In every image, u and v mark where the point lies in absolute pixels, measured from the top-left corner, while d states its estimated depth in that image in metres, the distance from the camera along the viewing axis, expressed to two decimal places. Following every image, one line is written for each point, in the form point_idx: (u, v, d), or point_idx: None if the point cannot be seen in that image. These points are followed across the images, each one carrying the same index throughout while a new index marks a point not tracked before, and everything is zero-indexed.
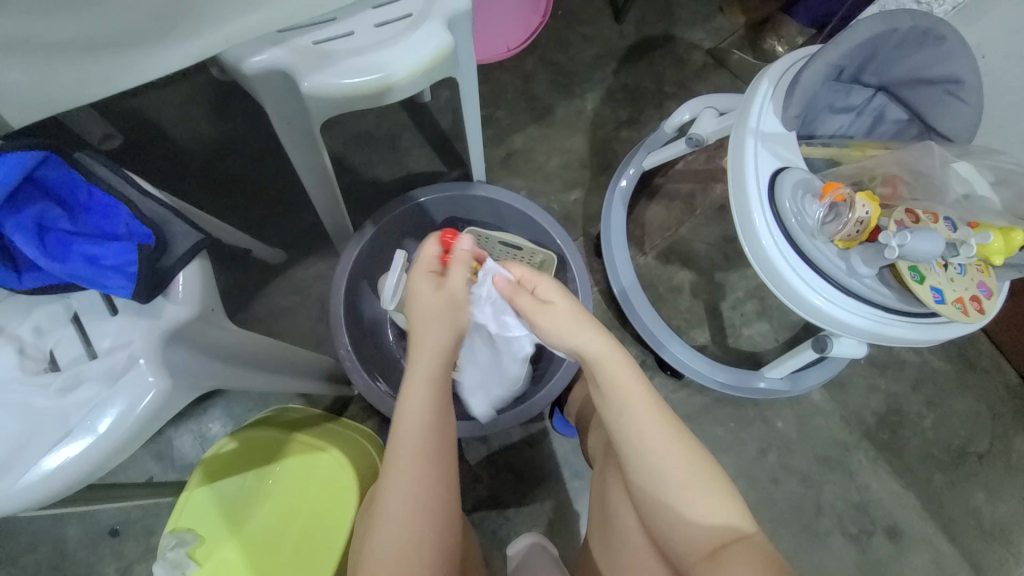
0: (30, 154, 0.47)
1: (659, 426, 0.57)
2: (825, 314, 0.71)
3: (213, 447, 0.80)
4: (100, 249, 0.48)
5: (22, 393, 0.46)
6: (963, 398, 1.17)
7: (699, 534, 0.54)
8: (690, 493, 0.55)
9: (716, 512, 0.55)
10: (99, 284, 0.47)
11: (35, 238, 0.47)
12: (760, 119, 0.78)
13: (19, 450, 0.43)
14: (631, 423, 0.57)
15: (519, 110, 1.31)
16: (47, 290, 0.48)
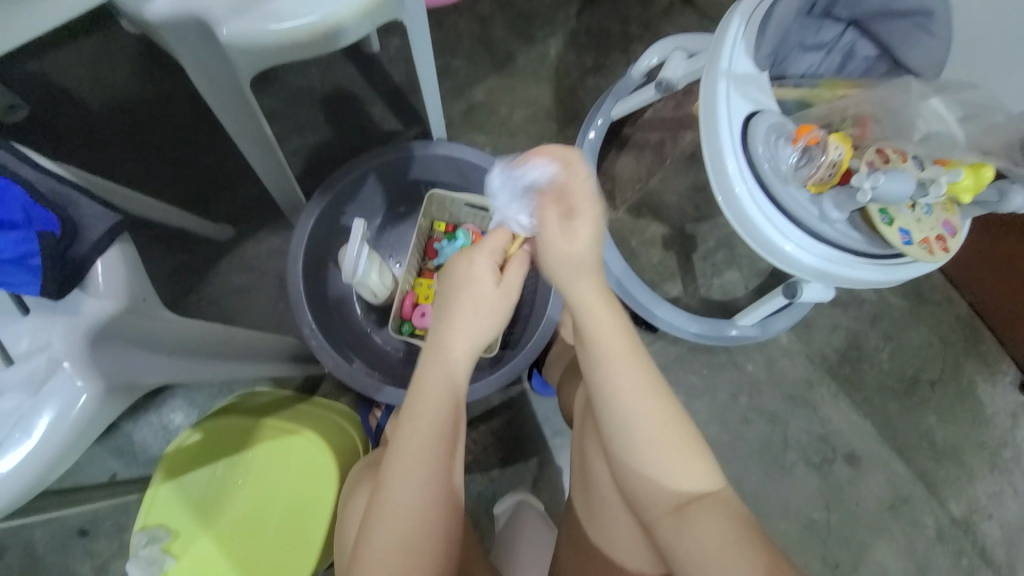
0: None
1: (638, 386, 0.56)
2: (797, 263, 0.71)
3: (176, 440, 0.76)
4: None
5: None
6: (916, 331, 1.23)
7: (666, 491, 0.55)
8: (656, 452, 0.55)
9: (686, 469, 0.56)
10: (3, 282, 0.40)
11: None
12: (731, 59, 0.74)
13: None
14: (610, 378, 0.56)
15: (477, 59, 1.21)
16: None
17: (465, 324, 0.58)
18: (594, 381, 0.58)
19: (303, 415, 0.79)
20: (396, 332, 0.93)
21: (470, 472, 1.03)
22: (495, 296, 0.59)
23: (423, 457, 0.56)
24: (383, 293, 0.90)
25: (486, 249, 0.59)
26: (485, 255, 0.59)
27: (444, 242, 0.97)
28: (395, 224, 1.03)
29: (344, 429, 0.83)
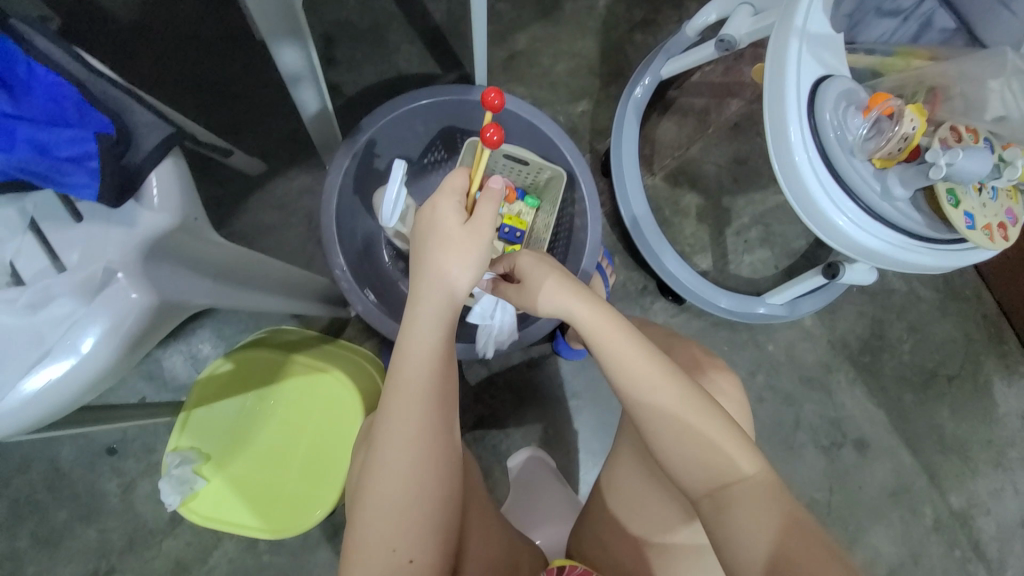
0: None
1: (655, 375, 0.57)
2: (851, 241, 0.68)
3: (207, 367, 0.76)
4: (51, 134, 0.39)
5: None
6: (942, 325, 1.21)
7: (700, 476, 0.55)
8: (682, 436, 0.55)
9: (718, 452, 0.55)
10: (60, 180, 0.39)
11: None
12: (808, 15, 0.68)
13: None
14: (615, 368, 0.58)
15: (522, 3, 1.15)
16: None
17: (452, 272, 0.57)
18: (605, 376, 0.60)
19: (333, 354, 0.80)
20: None
21: (486, 425, 1.05)
22: (462, 236, 0.58)
23: (409, 409, 0.54)
24: None
25: (451, 190, 0.60)
26: (447, 199, 0.60)
27: None
28: (428, 172, 1.00)
29: (371, 372, 0.84)
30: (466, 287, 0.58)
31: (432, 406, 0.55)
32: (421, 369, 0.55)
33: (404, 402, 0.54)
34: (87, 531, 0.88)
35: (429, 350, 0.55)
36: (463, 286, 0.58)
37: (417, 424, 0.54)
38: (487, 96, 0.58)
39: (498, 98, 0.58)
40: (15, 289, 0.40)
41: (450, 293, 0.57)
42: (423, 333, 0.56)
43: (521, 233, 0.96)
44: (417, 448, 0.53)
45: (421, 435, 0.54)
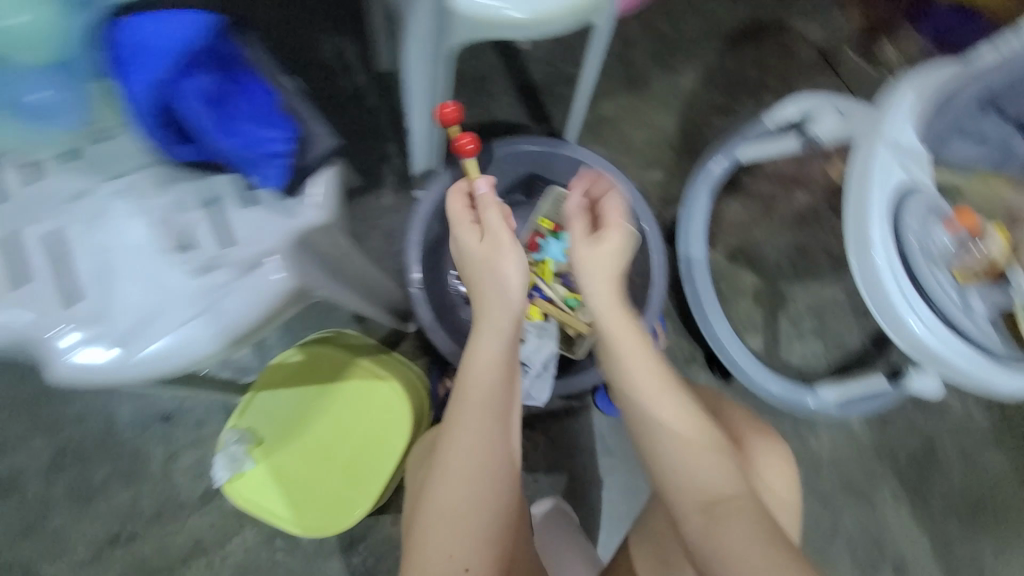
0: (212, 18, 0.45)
1: (662, 389, 0.63)
2: (926, 348, 0.68)
3: (279, 355, 0.81)
4: (258, 126, 0.46)
5: (148, 265, 0.44)
6: (997, 454, 1.15)
7: (696, 490, 0.59)
8: (693, 455, 0.60)
9: (712, 472, 0.59)
10: (256, 169, 0.46)
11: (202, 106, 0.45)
12: (897, 130, 0.73)
13: (142, 323, 0.43)
14: (637, 387, 0.65)
15: (613, 75, 1.25)
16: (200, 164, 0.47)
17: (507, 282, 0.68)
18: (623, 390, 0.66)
19: (391, 365, 0.83)
20: None
21: None
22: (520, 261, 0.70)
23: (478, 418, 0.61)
24: None
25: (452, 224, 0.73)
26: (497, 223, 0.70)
27: (550, 240, 0.99)
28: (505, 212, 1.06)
29: (420, 389, 0.86)
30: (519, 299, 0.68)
31: (491, 416, 0.61)
32: (483, 386, 0.62)
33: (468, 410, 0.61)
34: (121, 493, 0.90)
35: (489, 367, 0.63)
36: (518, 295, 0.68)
37: (479, 433, 0.60)
38: (444, 109, 0.69)
39: (451, 113, 0.69)
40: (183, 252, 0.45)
41: (501, 329, 0.66)
42: (490, 342, 0.65)
43: None
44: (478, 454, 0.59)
45: (486, 444, 0.60)
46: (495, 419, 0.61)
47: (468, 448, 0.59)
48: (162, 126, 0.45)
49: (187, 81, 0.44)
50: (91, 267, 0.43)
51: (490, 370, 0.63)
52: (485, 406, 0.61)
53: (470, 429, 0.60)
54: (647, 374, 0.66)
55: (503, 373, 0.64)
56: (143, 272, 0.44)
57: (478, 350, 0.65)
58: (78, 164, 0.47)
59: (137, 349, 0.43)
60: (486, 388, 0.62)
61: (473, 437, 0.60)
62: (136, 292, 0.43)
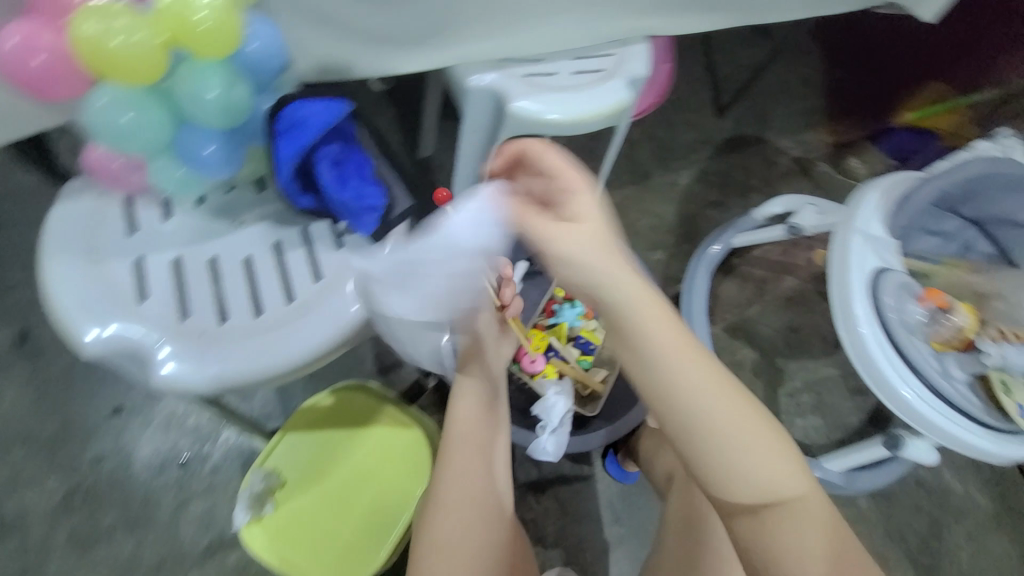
0: (345, 108, 0.60)
1: (715, 391, 0.47)
2: (918, 414, 0.75)
3: (312, 397, 0.84)
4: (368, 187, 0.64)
5: (271, 296, 0.62)
6: (1003, 541, 1.16)
7: (746, 493, 0.48)
8: (738, 453, 0.47)
9: (765, 467, 0.47)
10: (356, 219, 0.63)
11: (331, 170, 0.61)
12: (865, 221, 0.86)
13: (250, 332, 0.60)
14: (672, 385, 0.46)
15: (620, 170, 1.43)
16: (318, 211, 0.63)
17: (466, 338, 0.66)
18: (653, 390, 0.47)
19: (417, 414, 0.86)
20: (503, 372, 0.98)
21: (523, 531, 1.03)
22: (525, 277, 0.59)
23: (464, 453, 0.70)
24: None
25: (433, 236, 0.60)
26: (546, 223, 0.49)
27: (564, 305, 1.01)
28: None
29: None
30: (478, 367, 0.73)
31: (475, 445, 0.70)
32: (468, 424, 0.72)
33: (457, 447, 0.70)
34: (126, 539, 0.89)
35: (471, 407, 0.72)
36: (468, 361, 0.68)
37: (467, 463, 0.69)
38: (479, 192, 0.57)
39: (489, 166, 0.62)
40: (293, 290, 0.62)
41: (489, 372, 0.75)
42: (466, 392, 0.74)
43: (594, 346, 0.99)
44: (464, 489, 0.67)
45: (473, 486, 0.68)
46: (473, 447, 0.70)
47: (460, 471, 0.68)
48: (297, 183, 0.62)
49: (324, 151, 0.61)
50: (228, 293, 0.62)
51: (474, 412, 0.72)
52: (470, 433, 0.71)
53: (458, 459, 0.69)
54: (690, 371, 0.46)
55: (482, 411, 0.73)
56: (257, 292, 0.62)
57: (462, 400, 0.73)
58: (206, 215, 0.65)
59: (244, 351, 0.59)
60: (472, 426, 0.71)
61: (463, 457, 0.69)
62: (257, 313, 0.61)
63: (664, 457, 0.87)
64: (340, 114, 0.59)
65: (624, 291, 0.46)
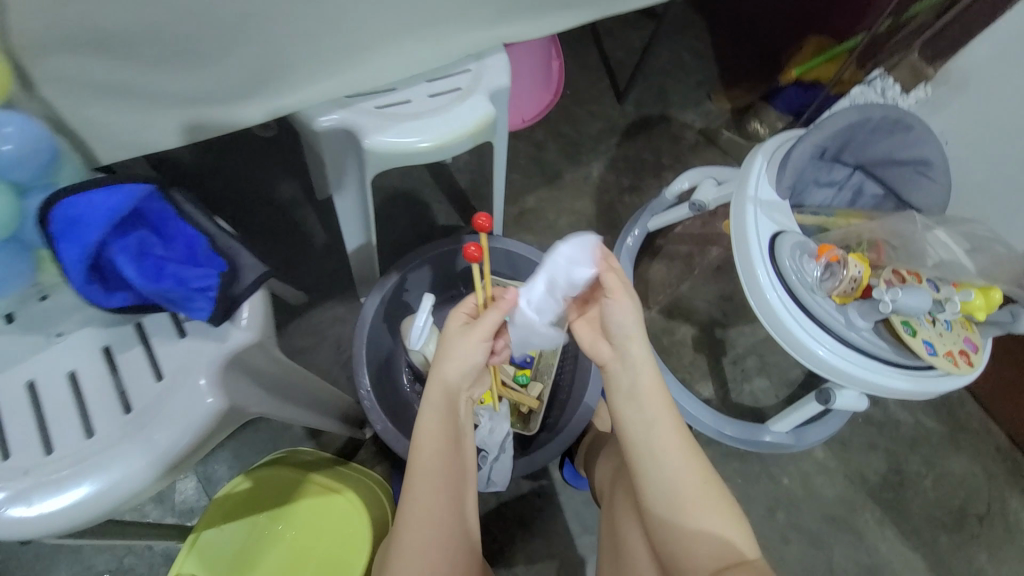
0: (141, 185, 0.49)
1: (676, 442, 0.60)
2: (833, 367, 0.77)
3: (226, 484, 0.78)
4: (190, 271, 0.50)
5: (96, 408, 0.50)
6: (959, 460, 1.18)
7: (705, 551, 0.56)
8: (698, 512, 0.57)
9: (719, 530, 0.57)
10: (187, 307, 0.49)
11: (134, 261, 0.48)
12: (757, 187, 0.87)
13: (75, 463, 0.46)
14: (650, 442, 0.60)
15: (531, 174, 1.42)
16: (139, 307, 0.50)
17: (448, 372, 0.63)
18: (634, 442, 0.62)
19: (347, 476, 0.81)
20: None
21: (493, 562, 0.99)
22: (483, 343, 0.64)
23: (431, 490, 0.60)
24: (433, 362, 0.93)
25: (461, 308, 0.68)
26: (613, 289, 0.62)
27: None
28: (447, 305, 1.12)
29: (381, 497, 0.84)
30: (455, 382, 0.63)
31: (438, 480, 0.61)
32: (433, 456, 0.61)
33: (421, 486, 0.60)
34: None
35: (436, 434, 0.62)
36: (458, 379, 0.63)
37: (432, 501, 0.60)
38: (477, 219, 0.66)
39: (488, 220, 0.66)
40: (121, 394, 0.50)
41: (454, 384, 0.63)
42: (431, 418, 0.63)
43: (531, 358, 0.99)
44: (430, 534, 0.59)
45: (438, 529, 0.59)
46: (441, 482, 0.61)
47: (426, 508, 0.59)
48: (98, 284, 0.48)
49: (121, 241, 0.48)
50: (48, 414, 0.50)
51: (439, 441, 0.62)
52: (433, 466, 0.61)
53: (424, 499, 0.60)
54: (670, 439, 0.60)
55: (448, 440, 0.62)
56: (86, 415, 0.50)
57: (427, 426, 0.63)
58: (14, 331, 0.52)
59: (71, 489, 0.45)
60: (438, 459, 0.61)
61: (430, 494, 0.60)
62: (81, 431, 0.49)
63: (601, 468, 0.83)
64: (131, 195, 0.48)
65: (640, 358, 0.62)
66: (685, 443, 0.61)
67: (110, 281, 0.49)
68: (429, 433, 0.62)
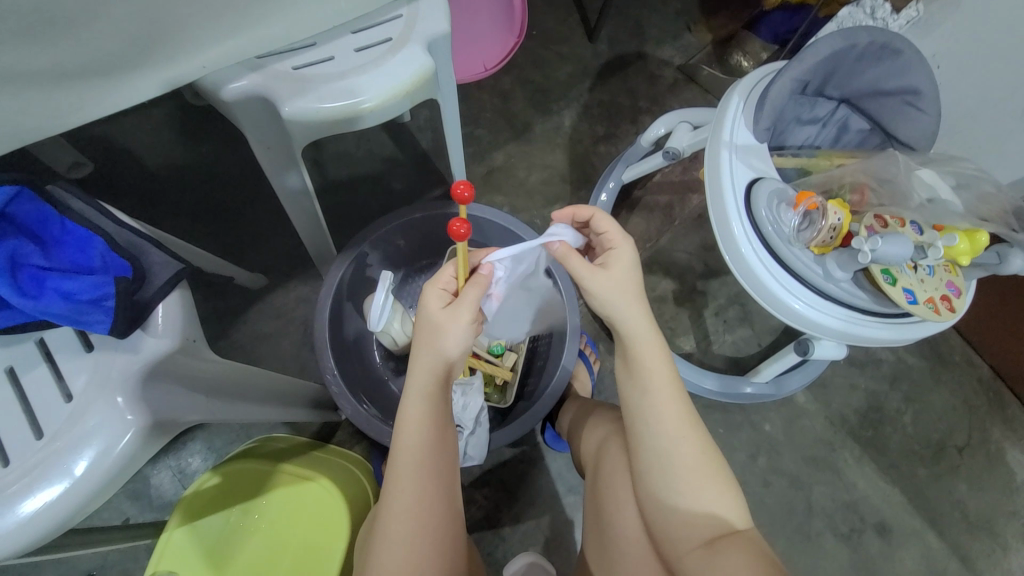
0: (3, 189, 0.47)
1: (677, 415, 0.58)
2: (811, 321, 0.74)
3: (194, 483, 0.77)
4: (76, 283, 0.47)
5: (9, 436, 0.46)
6: (939, 394, 1.19)
7: (698, 521, 0.56)
8: (694, 483, 0.56)
9: (713, 503, 0.56)
10: (77, 320, 0.46)
11: (8, 275, 0.46)
12: (733, 131, 0.79)
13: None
14: (649, 413, 0.58)
15: (498, 128, 1.33)
16: (23, 327, 0.48)
17: (439, 350, 0.57)
18: (635, 411, 0.59)
19: (320, 462, 0.81)
20: None
21: (480, 528, 1.00)
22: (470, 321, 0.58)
23: (419, 471, 0.56)
24: (404, 342, 0.93)
25: (435, 282, 0.61)
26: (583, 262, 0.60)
27: None
28: (415, 277, 1.06)
29: (358, 478, 0.83)
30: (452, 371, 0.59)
31: (429, 460, 0.57)
32: (419, 430, 0.57)
33: (410, 468, 0.56)
34: None
35: (428, 406, 0.58)
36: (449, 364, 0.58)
37: (421, 477, 0.56)
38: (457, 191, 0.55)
39: (467, 190, 0.54)
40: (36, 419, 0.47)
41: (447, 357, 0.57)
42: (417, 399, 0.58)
43: None
44: (420, 516, 0.56)
45: (428, 512, 0.56)
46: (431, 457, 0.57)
47: (416, 486, 0.56)
48: None
49: None
50: None
51: (426, 413, 0.58)
52: (423, 441, 0.57)
53: (416, 482, 0.56)
54: (668, 410, 0.58)
55: (435, 413, 0.58)
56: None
57: (413, 399, 0.58)
58: None
59: None
60: (429, 433, 0.57)
61: (418, 468, 0.56)
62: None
63: (587, 435, 0.80)
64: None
65: (639, 326, 0.59)
66: (684, 413, 0.59)
67: None
68: (413, 415, 0.57)
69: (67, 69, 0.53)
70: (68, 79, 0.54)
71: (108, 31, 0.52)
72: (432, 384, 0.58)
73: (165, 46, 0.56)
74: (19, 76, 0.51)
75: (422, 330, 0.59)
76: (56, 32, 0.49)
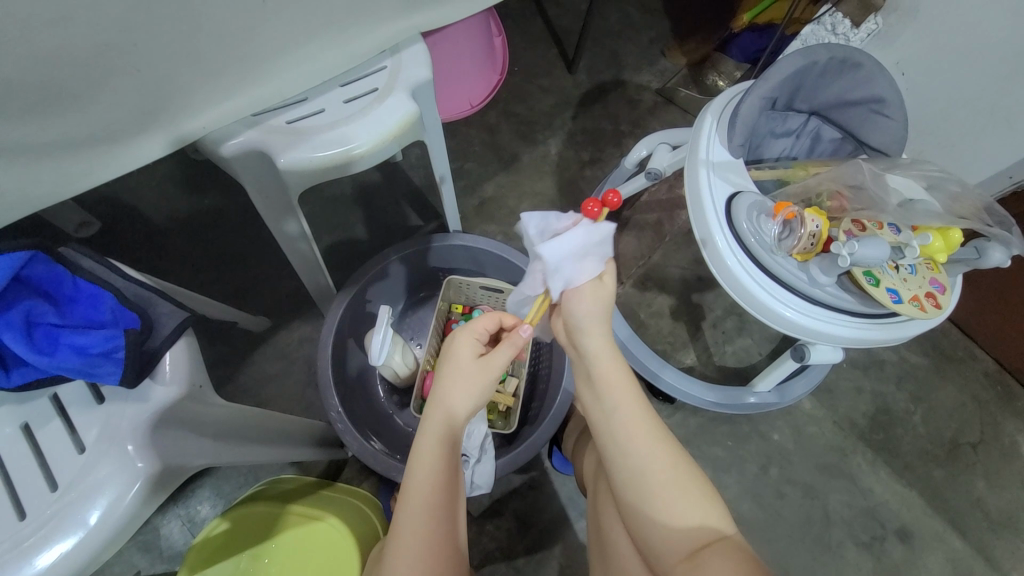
0: (17, 255, 0.50)
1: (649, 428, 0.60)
2: (803, 326, 0.76)
3: (204, 529, 0.77)
4: (86, 338, 0.50)
5: (23, 491, 0.48)
6: (947, 391, 1.19)
7: (679, 533, 0.55)
8: (670, 494, 0.56)
9: (695, 514, 0.55)
10: (88, 373, 0.49)
11: (24, 335, 0.49)
12: (708, 149, 0.83)
13: (11, 549, 0.44)
14: (620, 427, 0.60)
15: (487, 161, 1.38)
16: (36, 383, 0.50)
17: (455, 404, 0.61)
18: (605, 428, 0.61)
19: (328, 501, 0.81)
20: (417, 412, 0.94)
21: (493, 560, 0.99)
22: (475, 367, 0.63)
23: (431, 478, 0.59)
24: (404, 373, 0.95)
25: (472, 329, 0.65)
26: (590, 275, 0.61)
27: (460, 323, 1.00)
28: (414, 310, 1.09)
29: (369, 514, 0.83)
30: (463, 418, 0.62)
31: (442, 481, 0.59)
32: (431, 478, 0.58)
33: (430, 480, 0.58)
34: None
35: (436, 453, 0.59)
36: (463, 415, 0.62)
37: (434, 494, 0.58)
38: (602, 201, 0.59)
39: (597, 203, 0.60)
40: (48, 471, 0.48)
41: (455, 424, 0.61)
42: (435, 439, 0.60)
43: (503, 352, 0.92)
44: (429, 525, 0.57)
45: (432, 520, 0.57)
46: (439, 499, 0.58)
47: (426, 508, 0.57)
48: None
49: (5, 317, 0.49)
50: None
51: (434, 461, 0.59)
52: (436, 475, 0.59)
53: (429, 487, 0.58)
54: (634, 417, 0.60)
55: (447, 465, 0.60)
56: (17, 496, 0.48)
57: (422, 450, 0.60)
58: None
59: None
60: (434, 484, 0.58)
61: (425, 522, 0.57)
62: (11, 515, 0.47)
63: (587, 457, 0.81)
64: (9, 266, 0.49)
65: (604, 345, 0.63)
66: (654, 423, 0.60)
67: (9, 361, 0.50)
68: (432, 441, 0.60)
69: (75, 139, 0.57)
70: (77, 148, 0.58)
71: (113, 101, 0.56)
72: (440, 448, 0.60)
73: (166, 111, 0.61)
74: (30, 149, 0.55)
75: (440, 386, 0.63)
76: (65, 106, 0.54)
